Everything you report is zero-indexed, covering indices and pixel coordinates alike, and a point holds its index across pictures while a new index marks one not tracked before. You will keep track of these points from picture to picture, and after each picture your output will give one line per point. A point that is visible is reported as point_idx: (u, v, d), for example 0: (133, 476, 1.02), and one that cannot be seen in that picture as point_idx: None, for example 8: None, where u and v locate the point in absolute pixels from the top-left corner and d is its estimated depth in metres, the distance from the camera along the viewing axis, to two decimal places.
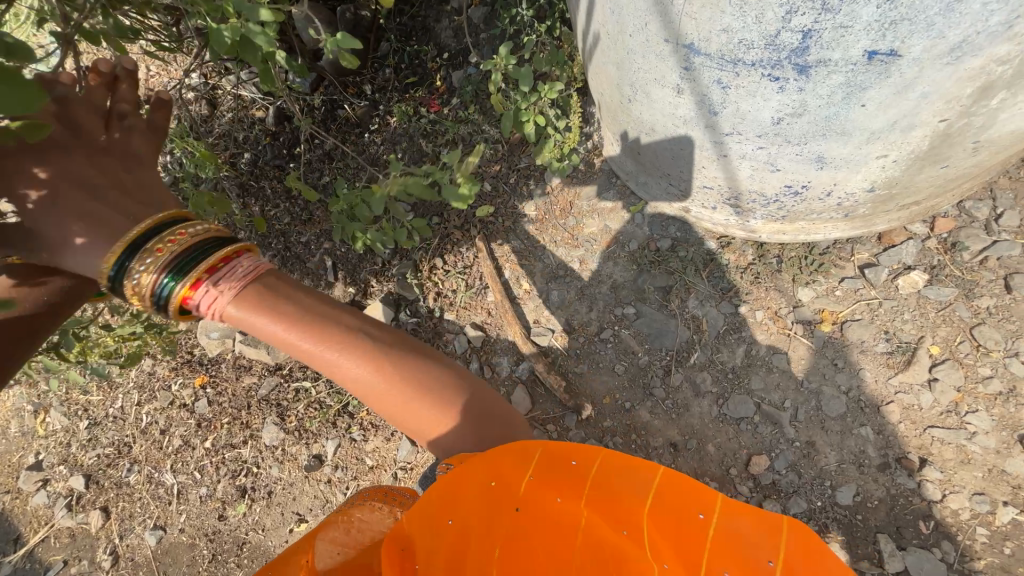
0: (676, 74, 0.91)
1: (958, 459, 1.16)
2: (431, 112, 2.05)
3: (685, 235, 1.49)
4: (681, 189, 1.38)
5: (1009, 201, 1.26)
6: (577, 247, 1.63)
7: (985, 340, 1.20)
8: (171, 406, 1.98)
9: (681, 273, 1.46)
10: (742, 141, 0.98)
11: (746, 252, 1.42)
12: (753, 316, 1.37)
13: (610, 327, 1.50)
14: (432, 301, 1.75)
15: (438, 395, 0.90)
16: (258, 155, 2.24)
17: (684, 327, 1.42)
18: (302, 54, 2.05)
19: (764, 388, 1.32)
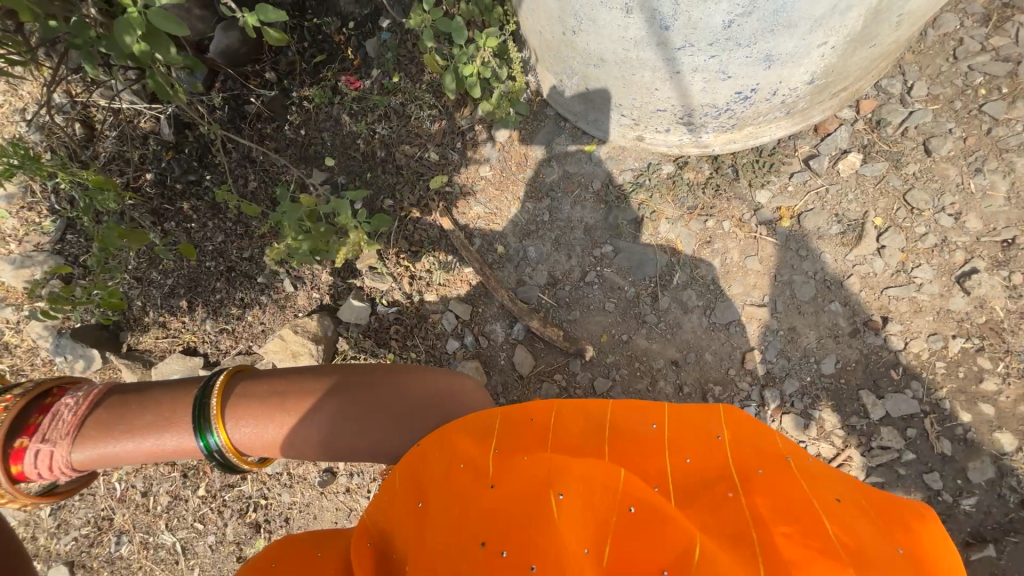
0: None
1: (912, 309, 1.32)
2: (352, 88, 1.89)
3: (643, 164, 1.52)
4: (633, 118, 1.38)
5: (916, 74, 1.39)
6: (543, 199, 1.62)
7: (917, 202, 1.34)
8: (146, 465, 1.80)
9: (648, 202, 1.50)
10: (694, 53, 0.99)
11: (703, 168, 1.47)
12: (721, 227, 1.45)
13: (593, 269, 1.53)
14: (409, 286, 1.68)
15: (310, 419, 0.90)
16: (164, 172, 1.98)
17: (661, 252, 1.47)
18: (186, 48, 1.81)
19: (744, 290, 1.41)
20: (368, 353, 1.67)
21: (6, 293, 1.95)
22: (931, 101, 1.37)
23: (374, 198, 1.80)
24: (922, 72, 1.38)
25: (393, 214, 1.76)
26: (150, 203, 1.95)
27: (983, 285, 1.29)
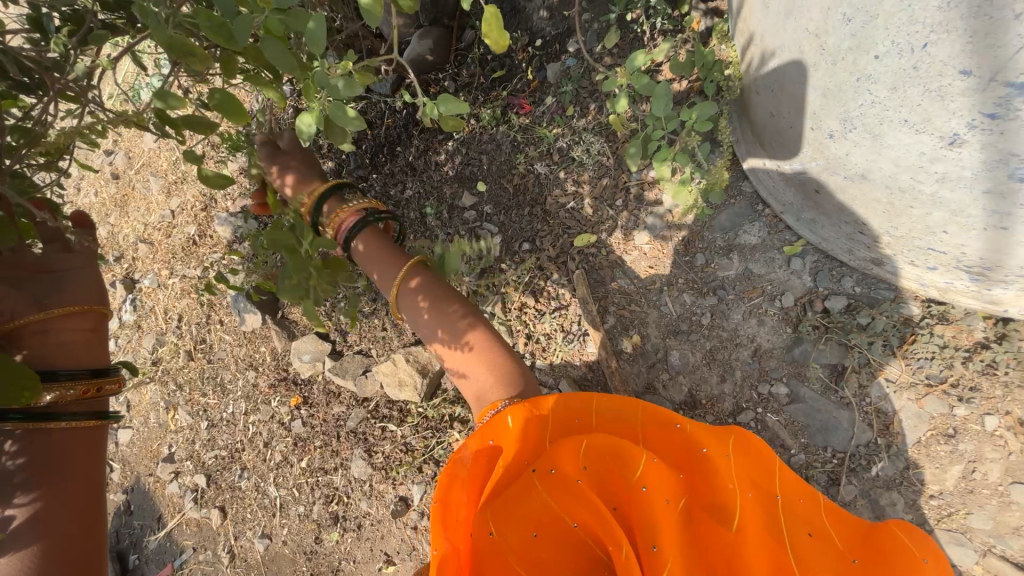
0: (967, 117, 0.60)
1: None
2: (521, 114, 1.76)
3: (869, 294, 1.09)
4: (876, 239, 0.98)
5: None
6: (707, 295, 1.29)
7: None
8: (272, 421, 2.07)
9: (862, 349, 1.08)
10: None
11: (976, 328, 0.99)
12: (980, 424, 0.97)
13: (751, 408, 1.18)
14: (523, 346, 1.55)
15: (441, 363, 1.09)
16: (342, 164, 2.11)
17: (863, 425, 1.06)
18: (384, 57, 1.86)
19: (993, 530, 0.94)
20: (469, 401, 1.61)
21: (217, 240, 2.36)
22: None
23: (514, 238, 1.68)
24: None
25: (527, 262, 1.62)
26: None
27: None
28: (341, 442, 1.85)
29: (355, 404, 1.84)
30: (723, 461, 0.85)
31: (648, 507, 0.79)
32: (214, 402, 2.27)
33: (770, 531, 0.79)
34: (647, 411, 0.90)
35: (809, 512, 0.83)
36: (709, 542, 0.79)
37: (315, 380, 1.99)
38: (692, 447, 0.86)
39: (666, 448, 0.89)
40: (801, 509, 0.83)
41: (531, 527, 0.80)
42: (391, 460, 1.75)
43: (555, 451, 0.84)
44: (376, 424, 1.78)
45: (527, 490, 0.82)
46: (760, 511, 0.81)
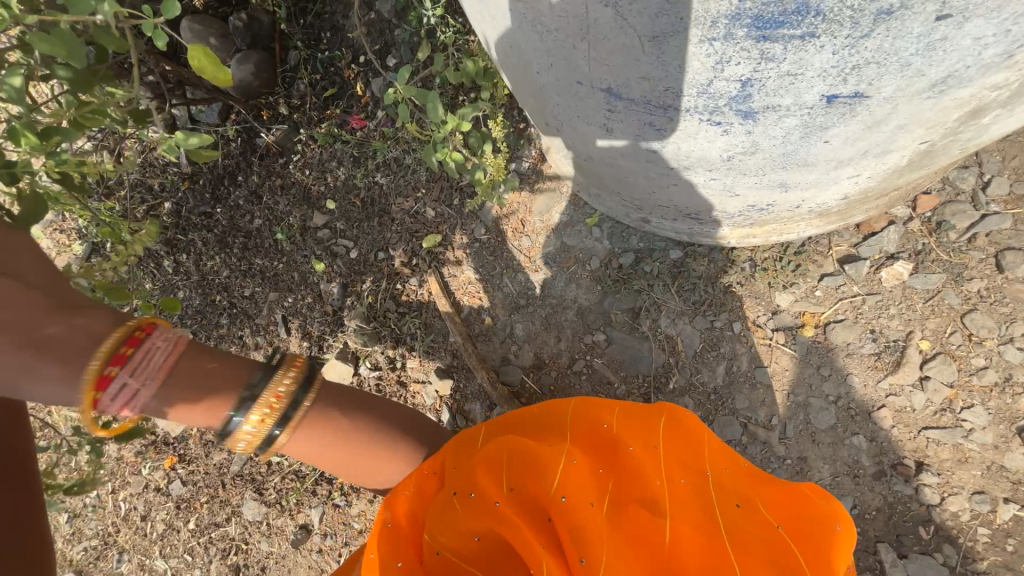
0: (601, 115, 0.74)
1: (956, 459, 1.11)
2: (355, 129, 1.82)
3: (648, 246, 1.36)
4: (636, 203, 1.23)
5: (996, 166, 1.15)
6: (536, 271, 1.48)
7: (978, 328, 1.12)
8: (147, 490, 1.89)
9: (649, 291, 1.34)
10: (692, 173, 0.83)
11: (716, 259, 1.29)
12: (730, 329, 1.27)
13: (582, 357, 1.39)
14: (393, 350, 1.62)
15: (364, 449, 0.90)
16: (179, 203, 1.98)
17: (659, 350, 1.32)
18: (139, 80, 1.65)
19: (749, 406, 1.24)
20: None
21: None
22: (1012, 204, 1.12)
23: (369, 249, 1.74)
24: (1004, 166, 1.14)
25: (384, 269, 1.69)
26: (164, 233, 1.98)
27: None
28: (229, 490, 1.76)
29: (236, 448, 1.77)
30: (649, 454, 0.93)
31: (576, 515, 0.80)
32: (72, 488, 1.99)
33: (698, 514, 0.86)
34: (579, 414, 0.98)
35: (734, 484, 0.92)
36: (637, 530, 0.84)
37: (188, 434, 1.86)
38: (619, 447, 0.93)
39: (595, 447, 0.95)
40: (729, 489, 0.91)
41: (470, 535, 0.80)
42: (283, 494, 1.70)
43: (482, 467, 0.86)
44: (261, 461, 1.73)
45: (464, 509, 0.82)
46: (690, 496, 0.89)
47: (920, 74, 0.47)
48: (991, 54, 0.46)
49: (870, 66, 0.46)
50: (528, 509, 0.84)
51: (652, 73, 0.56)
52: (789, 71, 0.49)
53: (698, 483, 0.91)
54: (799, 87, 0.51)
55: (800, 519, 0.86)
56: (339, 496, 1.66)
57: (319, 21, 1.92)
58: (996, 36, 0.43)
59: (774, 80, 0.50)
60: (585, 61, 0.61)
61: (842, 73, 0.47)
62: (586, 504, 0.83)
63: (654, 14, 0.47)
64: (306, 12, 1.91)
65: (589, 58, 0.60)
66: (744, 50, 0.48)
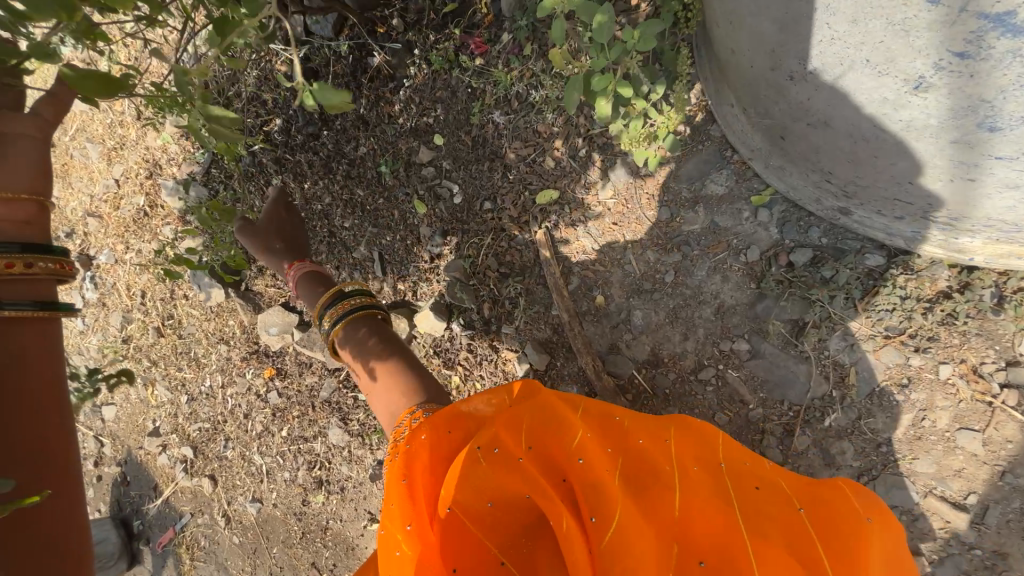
0: (938, 61, 0.54)
1: None
2: (476, 55, 1.58)
3: (836, 245, 1.04)
4: (843, 189, 0.90)
5: None
6: (671, 252, 1.23)
7: None
8: (249, 393, 2.06)
9: (824, 304, 1.05)
10: (1011, 167, 0.62)
11: (940, 279, 0.96)
12: (934, 373, 0.97)
13: (713, 365, 1.17)
14: (488, 312, 1.51)
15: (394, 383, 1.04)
16: (290, 120, 1.92)
17: (820, 378, 1.06)
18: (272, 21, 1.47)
19: (935, 473, 0.97)
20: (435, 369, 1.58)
21: (168, 210, 2.20)
22: None
23: (475, 196, 1.58)
24: None
25: (489, 221, 1.53)
26: (274, 151, 1.96)
27: None
28: (318, 411, 1.85)
29: (327, 375, 1.83)
30: (660, 441, 0.77)
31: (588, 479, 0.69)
32: (190, 376, 2.23)
33: (715, 503, 0.69)
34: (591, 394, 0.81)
35: (754, 479, 0.74)
36: (659, 519, 0.68)
37: (286, 352, 1.96)
38: (629, 436, 0.77)
39: (602, 423, 0.78)
40: (748, 474, 0.75)
41: (482, 499, 0.69)
42: (366, 427, 1.76)
43: (500, 424, 0.74)
44: (349, 393, 1.78)
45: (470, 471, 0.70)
46: (706, 484, 0.71)
47: None
48: None
49: None
50: (539, 474, 0.71)
51: None
52: None
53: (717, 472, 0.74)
54: None
55: (837, 521, 0.69)
56: None
57: None
58: None
59: None
60: None
61: None
62: (596, 469, 0.70)
63: None
64: None
65: None
66: None
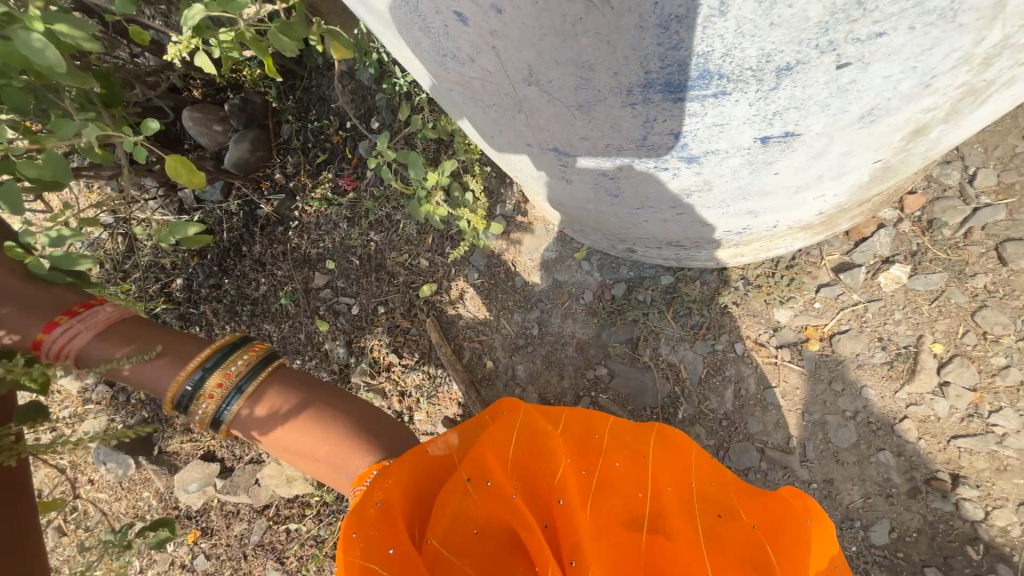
0: (557, 169, 0.75)
1: (994, 468, 1.04)
2: (348, 190, 1.90)
3: (638, 274, 1.36)
4: (618, 236, 1.22)
5: (979, 157, 1.12)
6: (531, 310, 1.49)
7: (992, 325, 1.06)
8: (172, 567, 1.88)
9: (645, 320, 1.33)
10: (658, 210, 0.84)
11: (709, 281, 1.27)
12: (733, 350, 1.24)
13: (587, 394, 1.37)
14: (400, 404, 1.63)
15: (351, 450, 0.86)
16: (190, 278, 2.08)
17: (663, 379, 1.29)
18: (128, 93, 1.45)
19: (764, 430, 1.20)
20: None
21: (66, 394, 2.13)
22: (1002, 194, 1.09)
23: (369, 303, 1.78)
24: (987, 156, 1.11)
25: (385, 322, 1.72)
26: (178, 308, 2.08)
27: None
28: (251, 560, 1.76)
29: (255, 516, 1.73)
30: (636, 464, 0.88)
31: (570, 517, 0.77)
32: None
33: (685, 526, 0.81)
34: (572, 416, 0.93)
35: (719, 498, 0.86)
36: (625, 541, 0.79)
37: (209, 506, 1.87)
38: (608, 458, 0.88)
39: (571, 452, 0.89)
40: (713, 498, 0.86)
41: (469, 526, 0.77)
42: (304, 561, 1.63)
43: (487, 457, 0.82)
44: (280, 529, 1.67)
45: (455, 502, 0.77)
46: (678, 504, 0.84)
47: (844, 111, 0.47)
48: (911, 87, 0.45)
49: (790, 112, 0.47)
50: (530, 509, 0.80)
51: (589, 134, 0.58)
52: (716, 122, 0.50)
53: (686, 490, 0.86)
54: (731, 134, 0.52)
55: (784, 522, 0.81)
56: None
57: (308, 94, 2.04)
58: (906, 73, 0.42)
59: (704, 130, 0.52)
60: (528, 127, 0.63)
61: (767, 120, 0.49)
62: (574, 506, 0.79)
63: (574, 88, 0.48)
64: (294, 88, 2.04)
65: (530, 126, 0.62)
66: (665, 111, 0.49)
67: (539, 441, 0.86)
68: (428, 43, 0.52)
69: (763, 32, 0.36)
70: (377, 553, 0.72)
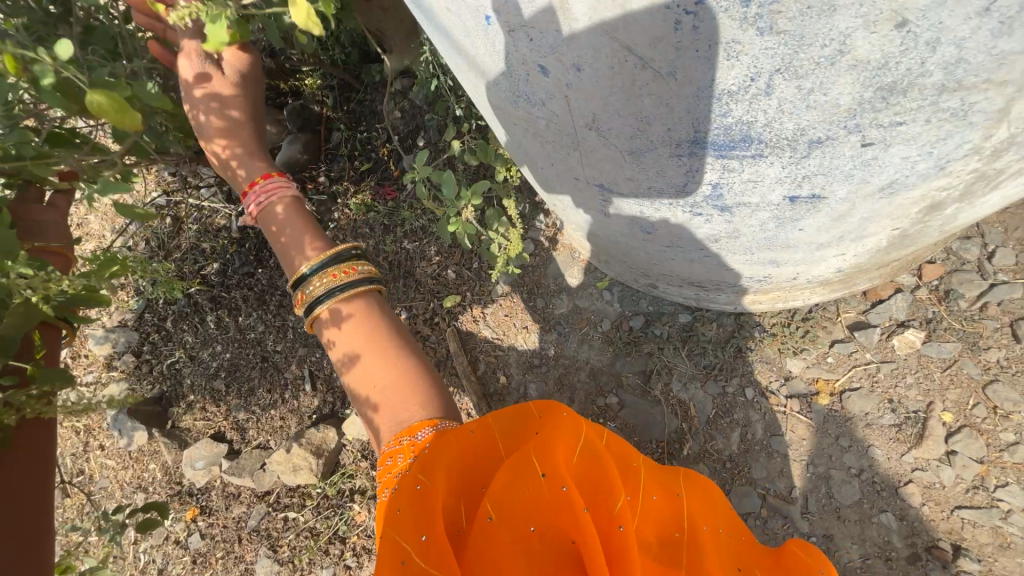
0: (598, 203, 0.82)
1: (996, 543, 1.04)
2: (388, 200, 2.00)
3: (657, 309, 1.41)
4: (642, 272, 1.28)
5: (1000, 236, 1.15)
6: (549, 332, 1.55)
7: (1002, 400, 1.08)
8: (166, 543, 1.91)
9: (659, 354, 1.37)
10: (685, 250, 0.90)
11: (724, 324, 1.32)
12: (743, 394, 1.27)
13: (595, 420, 1.41)
14: None
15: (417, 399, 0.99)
16: (226, 264, 2.21)
17: (671, 414, 1.32)
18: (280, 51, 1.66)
19: (767, 477, 1.21)
20: (364, 473, 1.64)
21: (92, 360, 2.23)
22: (1021, 273, 1.12)
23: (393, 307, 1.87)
24: (1008, 236, 1.15)
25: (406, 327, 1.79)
26: (211, 291, 2.19)
27: None
28: (244, 545, 1.78)
29: (256, 501, 1.77)
30: (670, 502, 0.90)
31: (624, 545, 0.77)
32: (97, 538, 2.03)
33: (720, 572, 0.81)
34: (615, 439, 0.93)
35: (737, 550, 0.89)
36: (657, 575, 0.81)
37: (212, 486, 1.92)
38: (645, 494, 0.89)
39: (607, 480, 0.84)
40: (732, 551, 0.88)
41: (525, 523, 0.78)
42: (297, 552, 1.66)
43: (555, 452, 0.82)
44: (278, 516, 1.70)
45: (510, 487, 0.79)
46: (712, 547, 0.85)
47: (866, 182, 0.54)
48: (925, 167, 0.51)
49: (817, 177, 0.54)
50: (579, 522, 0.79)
51: (635, 176, 0.65)
52: (749, 178, 0.56)
53: (717, 534, 0.87)
54: (761, 190, 0.58)
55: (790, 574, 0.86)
56: (351, 556, 1.60)
57: (361, 107, 2.18)
58: (922, 156, 0.49)
59: (738, 184, 0.58)
60: (580, 164, 0.70)
61: (796, 181, 0.55)
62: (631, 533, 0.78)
63: (629, 137, 0.56)
64: (349, 99, 2.19)
65: (583, 163, 0.69)
66: (707, 164, 0.56)
67: (594, 456, 0.85)
68: (507, 85, 0.60)
69: (800, 112, 0.43)
70: (418, 535, 0.75)
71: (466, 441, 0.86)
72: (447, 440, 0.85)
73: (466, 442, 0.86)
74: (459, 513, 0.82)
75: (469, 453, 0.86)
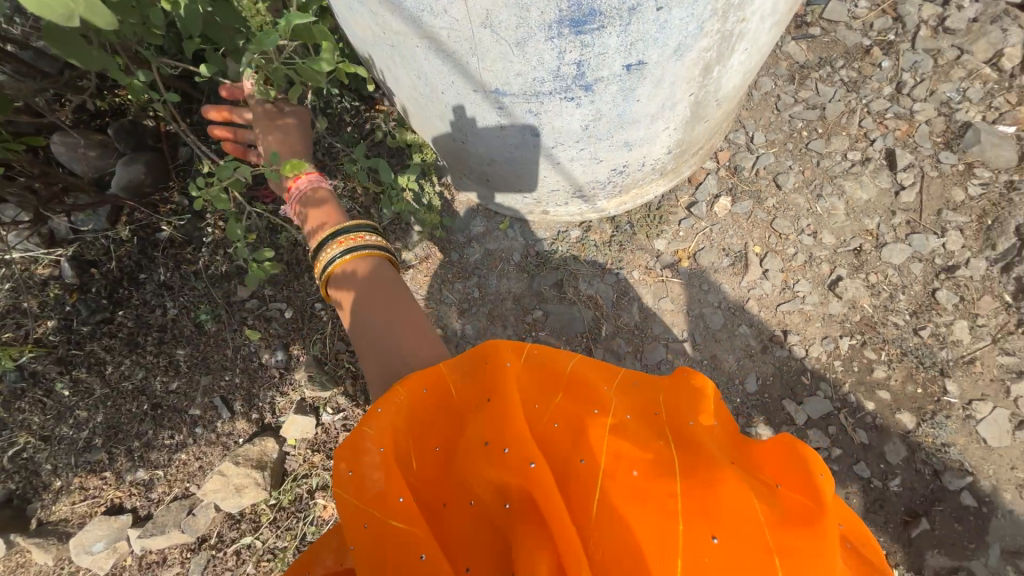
0: (495, 114, 1.02)
1: (804, 319, 1.51)
2: (269, 202, 1.90)
3: (553, 232, 1.67)
4: (534, 198, 1.52)
5: (754, 125, 1.68)
6: (469, 277, 1.70)
7: (783, 228, 1.58)
8: None
9: (564, 266, 1.63)
10: (566, 149, 1.15)
11: (605, 228, 1.64)
12: (633, 277, 1.61)
13: (529, 335, 1.61)
14: (353, 389, 1.65)
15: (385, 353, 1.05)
16: (69, 317, 1.86)
17: (586, 309, 1.59)
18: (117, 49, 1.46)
19: (665, 330, 1.55)
20: (320, 467, 1.57)
21: None
22: (771, 145, 1.65)
23: (305, 303, 1.82)
24: (758, 123, 1.67)
25: (326, 317, 1.76)
26: (53, 352, 1.82)
27: (850, 289, 1.50)
28: None
29: (192, 554, 1.55)
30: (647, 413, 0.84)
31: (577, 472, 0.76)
32: None
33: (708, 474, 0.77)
34: (597, 374, 0.89)
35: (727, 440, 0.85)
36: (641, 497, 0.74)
37: (123, 567, 1.61)
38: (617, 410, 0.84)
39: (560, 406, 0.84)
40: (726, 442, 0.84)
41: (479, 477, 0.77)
42: None
43: (493, 403, 0.81)
44: (227, 554, 1.52)
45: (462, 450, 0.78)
46: (700, 444, 0.80)
47: (666, 43, 0.83)
48: (694, 27, 0.81)
49: (639, 43, 0.81)
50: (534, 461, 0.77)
51: (522, 69, 0.86)
52: (599, 52, 0.82)
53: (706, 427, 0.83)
54: (608, 62, 0.84)
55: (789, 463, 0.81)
56: None
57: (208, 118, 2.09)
58: (690, 16, 0.79)
59: (593, 59, 0.83)
60: (478, 70, 0.89)
61: (627, 48, 0.82)
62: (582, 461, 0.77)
63: (515, 26, 0.76)
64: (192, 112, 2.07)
65: (480, 68, 0.88)
66: (571, 43, 0.79)
67: (542, 383, 0.85)
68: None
69: None
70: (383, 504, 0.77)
71: (419, 400, 0.88)
72: (393, 406, 0.85)
73: (404, 411, 0.85)
74: (420, 478, 0.82)
75: (417, 421, 0.86)
